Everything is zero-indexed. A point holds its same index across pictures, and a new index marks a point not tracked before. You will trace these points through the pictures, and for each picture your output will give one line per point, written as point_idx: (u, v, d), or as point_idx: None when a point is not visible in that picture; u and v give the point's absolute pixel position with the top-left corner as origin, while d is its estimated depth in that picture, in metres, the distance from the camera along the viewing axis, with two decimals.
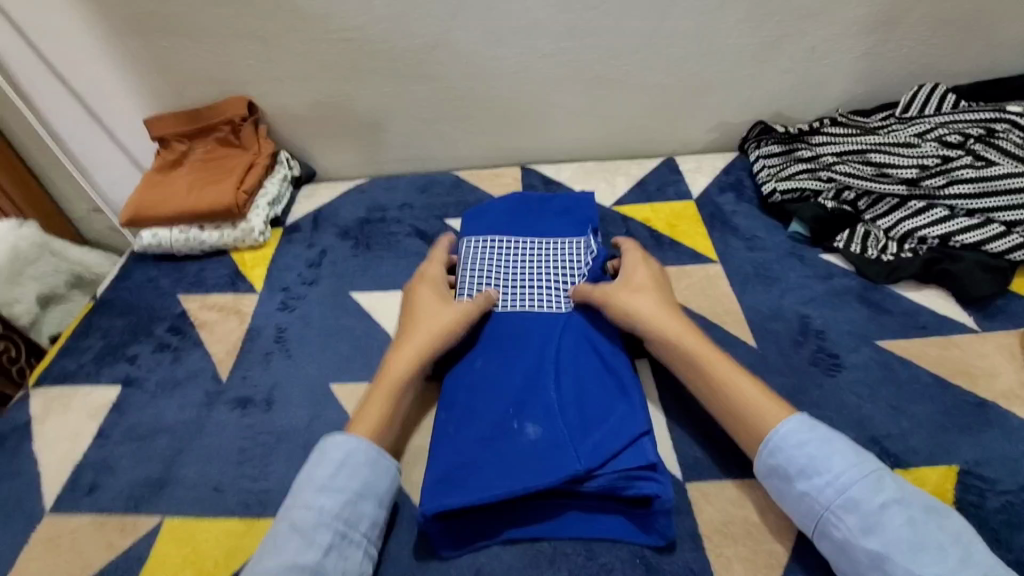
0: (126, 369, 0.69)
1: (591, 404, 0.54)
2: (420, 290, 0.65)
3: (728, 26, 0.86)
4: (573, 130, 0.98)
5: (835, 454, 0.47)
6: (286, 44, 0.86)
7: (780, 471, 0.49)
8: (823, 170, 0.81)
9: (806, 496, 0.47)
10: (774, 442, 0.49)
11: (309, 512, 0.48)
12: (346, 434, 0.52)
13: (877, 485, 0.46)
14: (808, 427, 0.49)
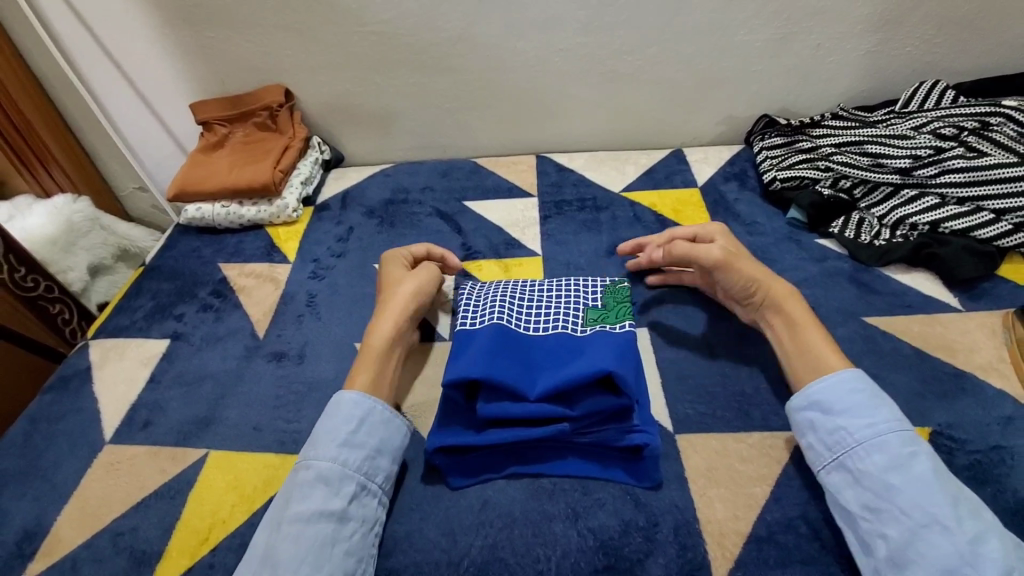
0: (174, 325, 0.77)
1: None
2: (391, 274, 0.69)
3: (736, 23, 0.91)
4: (586, 121, 1.04)
5: (885, 404, 0.52)
6: (322, 36, 0.93)
7: (822, 405, 0.53)
8: (821, 160, 0.86)
9: (842, 430, 0.52)
10: (829, 380, 0.54)
11: (334, 465, 0.52)
12: (355, 394, 0.57)
13: (914, 437, 0.50)
14: (865, 378, 0.54)
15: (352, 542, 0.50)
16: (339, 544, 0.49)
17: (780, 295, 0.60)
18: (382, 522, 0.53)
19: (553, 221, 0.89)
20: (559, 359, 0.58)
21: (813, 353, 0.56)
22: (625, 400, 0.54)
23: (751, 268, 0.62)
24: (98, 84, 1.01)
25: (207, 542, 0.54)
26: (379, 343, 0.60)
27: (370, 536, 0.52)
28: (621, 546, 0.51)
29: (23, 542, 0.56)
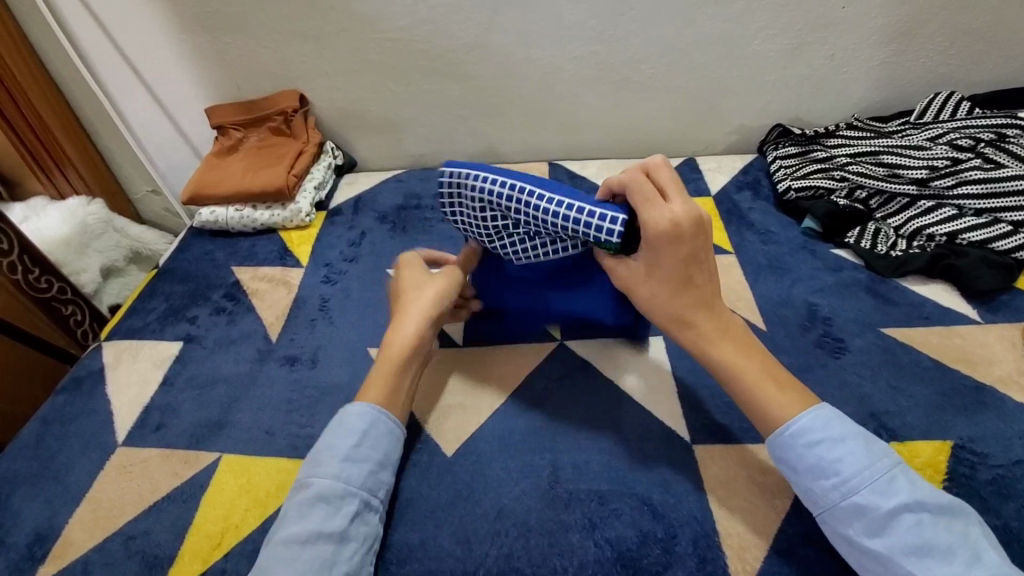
0: (187, 327, 0.76)
1: None
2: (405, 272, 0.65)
3: (749, 34, 0.91)
4: (599, 129, 1.04)
5: (844, 456, 0.47)
6: (337, 43, 0.93)
7: (787, 464, 0.50)
8: (836, 170, 0.86)
9: (814, 492, 0.48)
10: (785, 437, 0.49)
11: (336, 481, 0.51)
12: (361, 405, 0.55)
13: (888, 489, 0.45)
14: (822, 423, 0.49)
15: (351, 562, 0.48)
16: (338, 566, 0.47)
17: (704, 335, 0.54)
18: (380, 539, 0.52)
19: None
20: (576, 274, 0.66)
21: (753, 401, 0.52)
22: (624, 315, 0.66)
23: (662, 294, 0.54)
24: (115, 88, 1.02)
25: (221, 547, 0.53)
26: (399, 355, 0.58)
27: (368, 555, 0.50)
28: (639, 558, 0.50)
29: (35, 545, 0.55)
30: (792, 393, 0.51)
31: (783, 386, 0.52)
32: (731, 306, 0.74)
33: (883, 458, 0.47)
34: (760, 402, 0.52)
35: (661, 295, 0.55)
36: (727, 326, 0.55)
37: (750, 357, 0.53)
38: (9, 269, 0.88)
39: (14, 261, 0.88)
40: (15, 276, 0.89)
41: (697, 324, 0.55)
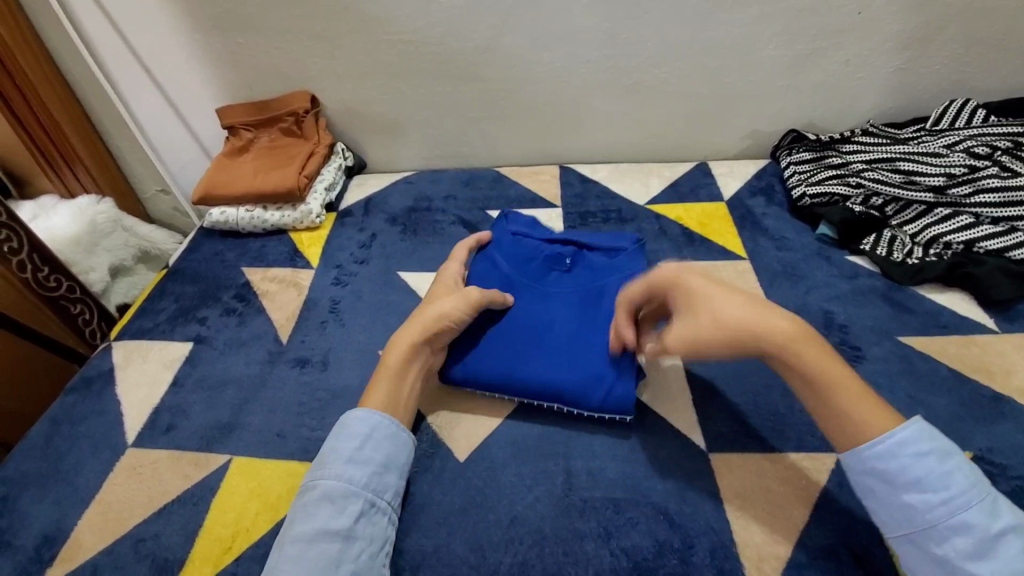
0: (197, 328, 0.76)
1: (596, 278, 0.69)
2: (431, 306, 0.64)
3: (763, 39, 0.91)
4: (610, 133, 1.03)
5: (953, 471, 0.45)
6: (349, 44, 0.93)
7: (884, 474, 0.46)
8: (852, 176, 0.85)
9: (912, 506, 0.45)
10: (891, 446, 0.46)
11: (339, 482, 0.51)
12: (361, 409, 0.56)
13: (993, 509, 0.44)
14: (928, 437, 0.46)
15: (358, 562, 0.48)
16: (345, 565, 0.47)
17: (776, 332, 0.50)
18: (392, 542, 0.52)
19: (577, 232, 0.89)
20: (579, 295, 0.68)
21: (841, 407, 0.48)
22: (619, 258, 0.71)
23: (725, 304, 0.51)
24: (127, 88, 1.02)
25: (231, 551, 0.53)
26: (397, 352, 0.59)
27: (379, 556, 0.50)
28: (655, 568, 0.49)
29: (43, 547, 0.55)
30: (867, 389, 0.49)
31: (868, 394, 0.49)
32: None
33: (983, 477, 0.45)
34: (849, 409, 0.48)
35: (724, 305, 0.51)
36: (792, 320, 0.51)
37: (811, 354, 0.49)
38: (18, 266, 0.87)
39: (23, 259, 0.88)
40: (23, 274, 0.88)
41: (756, 331, 0.50)
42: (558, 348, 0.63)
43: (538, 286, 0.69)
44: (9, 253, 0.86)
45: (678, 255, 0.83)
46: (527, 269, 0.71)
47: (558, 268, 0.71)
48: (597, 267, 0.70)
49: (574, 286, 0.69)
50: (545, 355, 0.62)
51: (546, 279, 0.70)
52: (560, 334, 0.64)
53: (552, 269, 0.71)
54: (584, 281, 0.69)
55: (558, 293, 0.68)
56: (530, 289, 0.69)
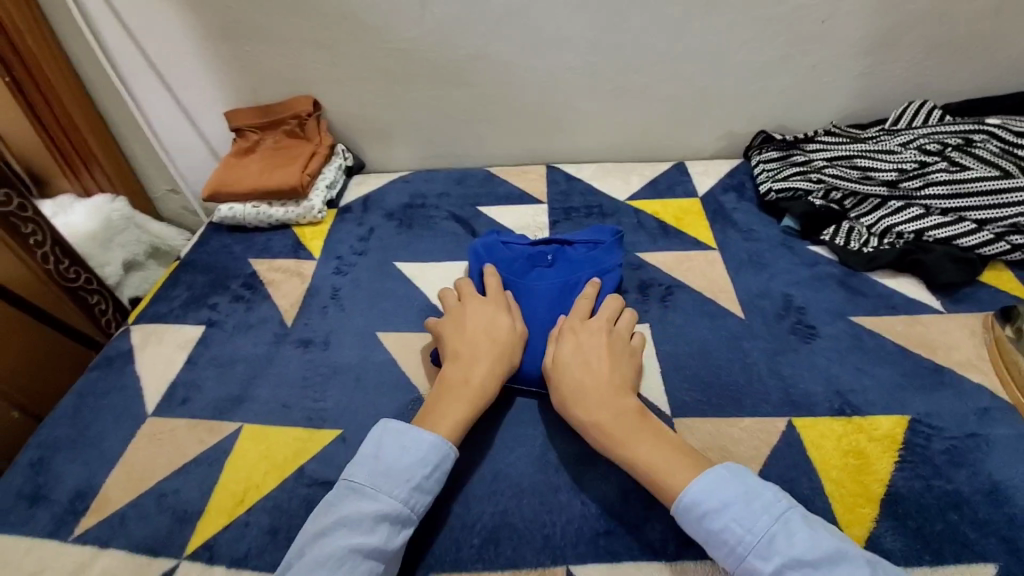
0: (208, 313, 0.82)
1: (576, 266, 0.75)
2: (480, 331, 0.65)
3: (733, 46, 0.98)
4: (594, 134, 1.10)
5: (729, 521, 0.48)
6: (350, 51, 1.00)
7: (689, 535, 0.51)
8: (814, 172, 0.91)
9: (716, 558, 0.49)
10: (677, 513, 0.51)
11: (402, 507, 0.52)
12: (435, 437, 0.55)
13: (767, 550, 0.46)
14: (703, 493, 0.50)
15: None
16: None
17: (596, 415, 0.57)
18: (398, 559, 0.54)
19: (562, 226, 0.95)
20: (563, 280, 0.73)
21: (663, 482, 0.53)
22: (594, 248, 0.78)
23: (572, 376, 0.60)
24: (140, 92, 1.08)
25: (243, 503, 0.59)
26: (474, 397, 0.60)
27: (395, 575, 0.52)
28: (621, 514, 0.56)
29: (76, 500, 0.62)
30: (682, 460, 0.53)
31: (676, 458, 0.54)
32: (713, 296, 0.80)
33: (760, 516, 0.48)
34: (662, 482, 0.53)
35: (571, 380, 0.60)
36: (613, 402, 0.58)
37: (631, 431, 0.56)
38: (42, 259, 0.94)
39: (47, 252, 0.94)
40: (47, 266, 0.94)
41: (589, 397, 0.58)
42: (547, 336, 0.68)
43: (523, 280, 0.74)
44: (35, 245, 0.92)
45: (654, 245, 0.89)
46: (511, 266, 0.75)
47: (540, 264, 0.77)
48: (575, 262, 0.76)
49: (557, 277, 0.74)
50: (539, 341, 0.68)
51: (530, 273, 0.75)
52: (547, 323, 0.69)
53: (536, 266, 0.76)
54: (565, 274, 0.74)
55: (542, 286, 0.73)
56: (518, 285, 0.73)
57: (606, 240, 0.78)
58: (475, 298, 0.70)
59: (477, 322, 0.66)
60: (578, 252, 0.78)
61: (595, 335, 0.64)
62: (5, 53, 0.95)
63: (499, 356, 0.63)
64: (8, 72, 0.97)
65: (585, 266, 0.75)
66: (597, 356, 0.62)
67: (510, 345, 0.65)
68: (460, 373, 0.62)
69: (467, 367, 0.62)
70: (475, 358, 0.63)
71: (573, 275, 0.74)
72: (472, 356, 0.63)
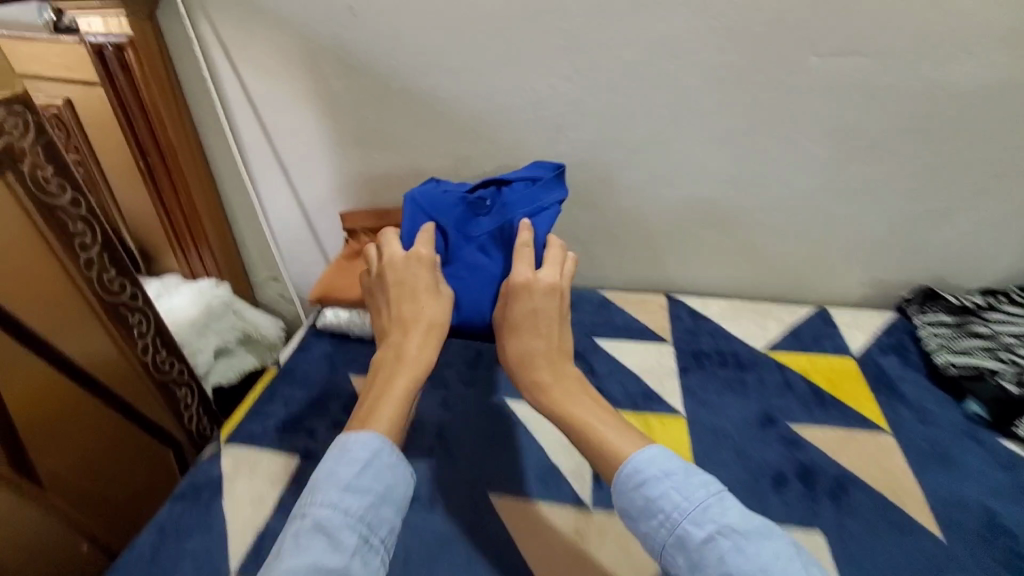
0: (305, 442, 0.75)
1: (507, 205, 0.78)
2: (406, 305, 0.69)
3: (892, 194, 0.89)
4: (721, 267, 1.01)
5: (666, 491, 0.52)
6: (474, 165, 0.98)
7: (625, 511, 0.55)
8: (1003, 351, 0.79)
9: (649, 534, 0.53)
10: (619, 482, 0.56)
11: (333, 512, 0.53)
12: (368, 433, 0.59)
13: (701, 518, 0.50)
14: (644, 461, 0.55)
15: None
16: None
17: (544, 381, 0.65)
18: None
19: (693, 375, 0.83)
20: (494, 229, 0.77)
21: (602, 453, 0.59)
22: (529, 181, 0.80)
23: (524, 339, 0.67)
24: (263, 184, 1.08)
25: None
26: (409, 375, 0.65)
27: None
28: None
29: None
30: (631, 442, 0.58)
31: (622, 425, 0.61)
32: (892, 498, 0.68)
33: (698, 489, 0.52)
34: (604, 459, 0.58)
35: (526, 342, 0.67)
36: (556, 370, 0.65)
37: (572, 396, 0.64)
38: (142, 350, 0.91)
39: (147, 343, 0.91)
40: (145, 357, 0.91)
41: (538, 363, 0.66)
42: (490, 286, 0.75)
43: (461, 232, 0.78)
44: (137, 335, 0.89)
45: (808, 418, 0.77)
46: (450, 215, 0.78)
47: (479, 210, 0.79)
48: (509, 204, 0.77)
49: (491, 227, 0.77)
50: (483, 298, 0.75)
51: (474, 221, 0.78)
52: (487, 272, 0.76)
53: (478, 212, 0.79)
54: (499, 222, 0.77)
55: (481, 236, 0.77)
56: (454, 235, 0.77)
57: (544, 175, 0.80)
58: (400, 255, 0.73)
59: (405, 293, 0.71)
60: (515, 192, 0.79)
61: (546, 295, 0.69)
62: (145, 143, 0.98)
63: (424, 327, 0.69)
64: (143, 157, 1.00)
65: (516, 205, 0.77)
66: (542, 318, 0.68)
67: (436, 315, 0.69)
68: (392, 345, 0.68)
69: (399, 341, 0.67)
70: (405, 336, 0.68)
71: (503, 219, 0.77)
72: (401, 329, 0.69)
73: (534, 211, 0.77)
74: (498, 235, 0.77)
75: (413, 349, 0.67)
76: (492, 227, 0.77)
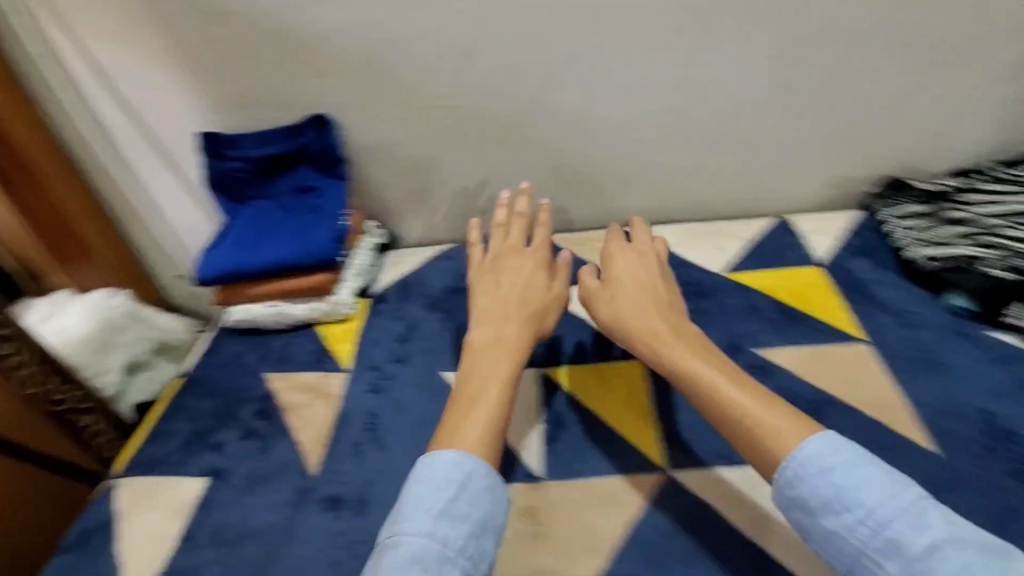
0: (212, 459, 0.66)
1: (294, 164, 0.87)
2: (525, 292, 0.66)
3: (842, 80, 0.80)
4: (673, 186, 0.89)
5: (863, 484, 0.45)
6: (378, 114, 0.84)
7: (805, 506, 0.46)
8: (982, 235, 0.71)
9: (836, 533, 0.45)
10: (799, 476, 0.47)
11: (429, 542, 0.45)
12: (450, 452, 0.50)
13: (919, 522, 0.42)
14: (834, 450, 0.47)
15: None
16: None
17: (653, 331, 0.59)
18: None
19: None
20: (289, 188, 0.88)
21: (730, 412, 0.51)
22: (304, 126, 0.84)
23: (632, 299, 0.63)
24: (137, 162, 0.92)
25: None
26: (511, 367, 0.58)
27: None
28: None
29: None
30: (763, 399, 0.51)
31: (733, 379, 0.53)
32: (873, 412, 0.61)
33: (896, 492, 0.44)
34: (734, 422, 0.51)
35: (622, 306, 0.63)
36: (671, 327, 0.59)
37: (688, 347, 0.57)
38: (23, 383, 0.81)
39: (31, 374, 0.82)
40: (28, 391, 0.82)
41: (626, 320, 0.62)
42: (277, 234, 0.82)
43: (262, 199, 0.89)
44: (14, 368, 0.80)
45: (779, 339, 0.70)
46: (247, 185, 0.88)
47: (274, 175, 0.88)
48: (272, 176, 0.88)
49: (288, 188, 0.88)
50: (271, 244, 0.81)
51: (254, 196, 0.89)
52: (282, 221, 0.85)
53: (245, 186, 0.88)
54: (294, 182, 0.88)
55: (281, 196, 0.88)
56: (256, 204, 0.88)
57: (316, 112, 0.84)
58: (519, 235, 0.73)
59: (494, 290, 0.67)
60: (295, 144, 0.85)
61: (640, 256, 0.68)
62: None
63: (539, 319, 0.65)
64: None
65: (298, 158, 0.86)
66: (646, 280, 0.65)
67: (541, 306, 0.66)
68: (494, 336, 0.61)
69: (498, 326, 0.62)
70: (502, 324, 0.63)
71: (297, 179, 0.88)
72: (507, 318, 0.63)
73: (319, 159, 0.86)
74: (296, 191, 0.88)
75: (506, 336, 0.61)
76: (286, 187, 0.88)
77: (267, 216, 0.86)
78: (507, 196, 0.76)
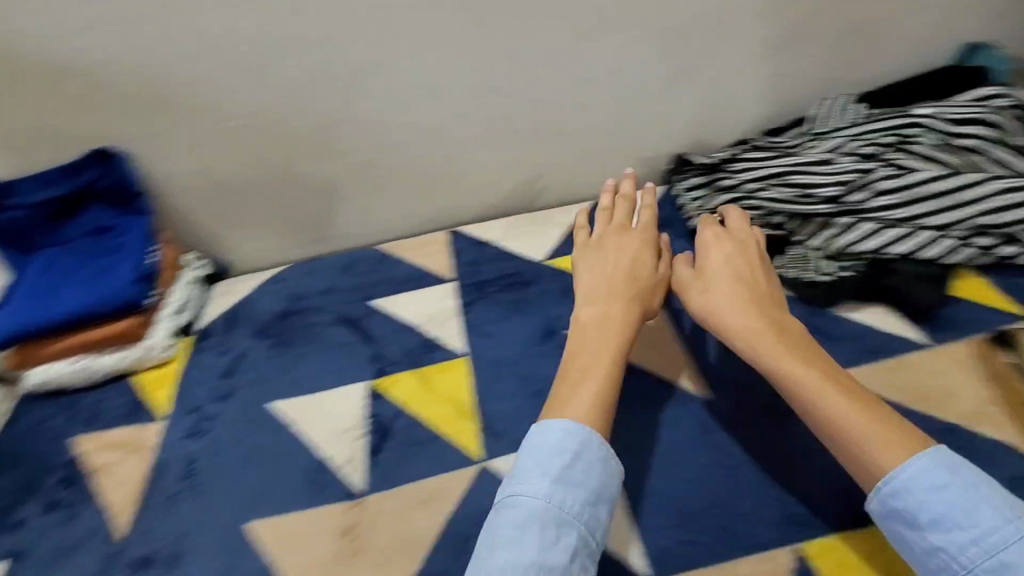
0: (11, 540, 0.62)
1: (85, 202, 0.81)
2: (611, 273, 0.67)
3: (624, 68, 0.86)
4: (495, 181, 0.92)
5: (980, 505, 0.45)
6: (171, 140, 0.80)
7: (903, 516, 0.47)
8: (746, 199, 0.79)
9: (941, 550, 0.45)
10: (910, 492, 0.47)
11: (547, 504, 0.49)
12: (566, 421, 0.53)
13: (1007, 545, 0.43)
14: (948, 470, 0.47)
15: None
16: None
17: (755, 327, 0.59)
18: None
19: (476, 309, 0.78)
20: (84, 230, 0.81)
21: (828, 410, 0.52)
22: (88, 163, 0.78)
23: (727, 293, 0.63)
24: None
25: None
26: (611, 352, 0.59)
27: None
28: None
29: None
30: (865, 404, 0.51)
31: (842, 386, 0.53)
32: (663, 372, 0.67)
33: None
34: (843, 422, 0.51)
35: (725, 309, 0.62)
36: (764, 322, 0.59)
37: (784, 341, 0.57)
38: None
39: None
40: None
41: (724, 311, 0.62)
42: (72, 281, 0.77)
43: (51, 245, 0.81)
44: None
45: None
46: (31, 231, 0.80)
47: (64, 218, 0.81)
48: (60, 219, 0.81)
49: (82, 229, 0.81)
50: (66, 292, 0.75)
51: (43, 242, 0.81)
52: (78, 267, 0.79)
53: (31, 233, 0.80)
54: (89, 221, 0.81)
55: (75, 238, 0.81)
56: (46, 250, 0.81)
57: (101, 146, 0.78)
58: (623, 216, 0.75)
59: (621, 266, 0.68)
60: (81, 182, 0.79)
61: (729, 245, 0.68)
62: None
63: (646, 296, 0.66)
64: None
65: (87, 196, 0.80)
66: (742, 271, 0.65)
67: (653, 285, 0.67)
68: (601, 313, 0.63)
69: (605, 306, 0.63)
70: (611, 304, 0.64)
71: (90, 219, 0.81)
72: (618, 297, 0.64)
73: (112, 195, 0.80)
74: (92, 232, 0.82)
75: (619, 314, 0.63)
76: (81, 229, 0.81)
77: (60, 263, 0.79)
78: (611, 183, 0.79)
